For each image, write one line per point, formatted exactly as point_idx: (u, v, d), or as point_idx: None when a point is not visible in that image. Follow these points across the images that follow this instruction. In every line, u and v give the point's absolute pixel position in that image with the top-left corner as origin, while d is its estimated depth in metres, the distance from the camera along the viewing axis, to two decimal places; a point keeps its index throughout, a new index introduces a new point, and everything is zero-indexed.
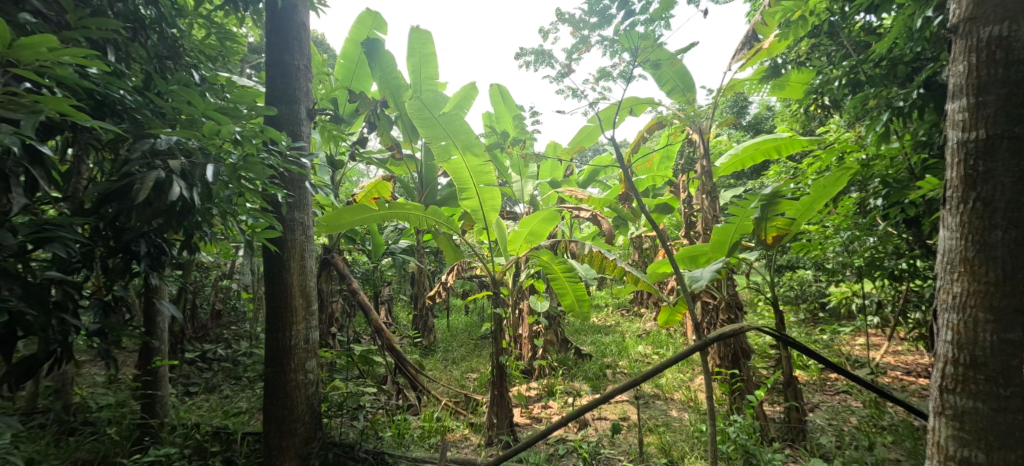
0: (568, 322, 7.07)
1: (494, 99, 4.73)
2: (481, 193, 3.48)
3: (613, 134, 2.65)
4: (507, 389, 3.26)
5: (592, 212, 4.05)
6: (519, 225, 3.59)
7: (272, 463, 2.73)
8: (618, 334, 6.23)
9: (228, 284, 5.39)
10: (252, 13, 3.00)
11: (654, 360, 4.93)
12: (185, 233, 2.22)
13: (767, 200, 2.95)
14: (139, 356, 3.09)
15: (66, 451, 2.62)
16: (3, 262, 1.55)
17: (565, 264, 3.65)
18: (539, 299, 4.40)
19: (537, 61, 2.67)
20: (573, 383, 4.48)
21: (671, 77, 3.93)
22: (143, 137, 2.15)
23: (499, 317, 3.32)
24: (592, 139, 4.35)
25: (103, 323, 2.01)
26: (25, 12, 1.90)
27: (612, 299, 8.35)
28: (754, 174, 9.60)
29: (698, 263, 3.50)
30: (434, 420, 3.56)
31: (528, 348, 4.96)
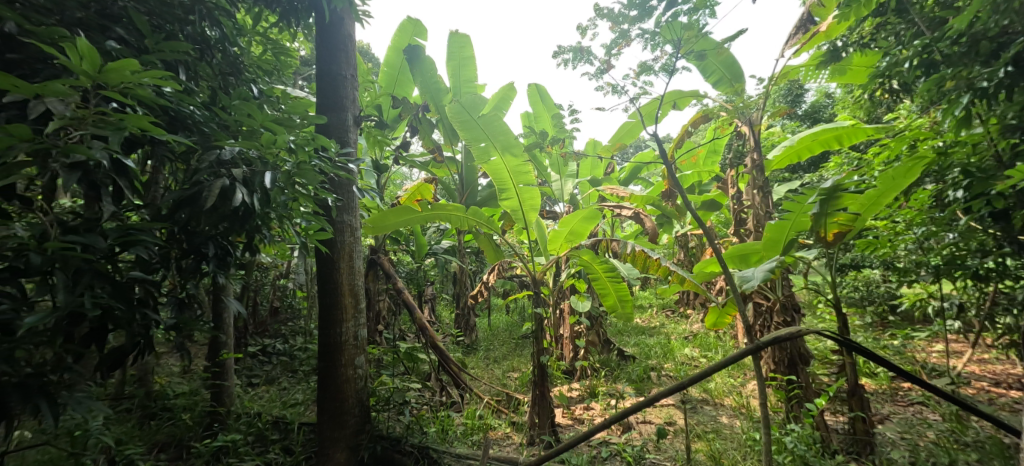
0: (611, 322, 7.05)
1: (533, 99, 4.80)
2: (521, 193, 3.54)
3: (655, 130, 2.59)
4: (548, 389, 3.31)
5: (635, 210, 4.01)
6: (559, 224, 3.61)
7: (324, 453, 2.91)
8: (663, 335, 6.15)
9: (285, 283, 5.73)
10: (303, 28, 3.19)
11: (701, 364, 4.85)
12: (247, 236, 2.38)
13: (826, 195, 2.75)
14: (209, 350, 3.35)
15: (149, 434, 2.97)
16: (96, 264, 1.73)
17: (607, 263, 3.67)
18: (580, 299, 4.42)
19: (576, 59, 2.67)
20: (616, 385, 4.48)
21: (717, 68, 3.87)
22: (211, 149, 2.34)
23: (540, 317, 3.38)
24: (633, 135, 4.35)
25: (178, 318, 2.21)
26: (110, 39, 2.10)
27: (657, 300, 8.23)
28: (811, 167, 9.13)
29: (748, 263, 3.42)
30: (477, 417, 3.67)
31: (570, 349, 4.99)
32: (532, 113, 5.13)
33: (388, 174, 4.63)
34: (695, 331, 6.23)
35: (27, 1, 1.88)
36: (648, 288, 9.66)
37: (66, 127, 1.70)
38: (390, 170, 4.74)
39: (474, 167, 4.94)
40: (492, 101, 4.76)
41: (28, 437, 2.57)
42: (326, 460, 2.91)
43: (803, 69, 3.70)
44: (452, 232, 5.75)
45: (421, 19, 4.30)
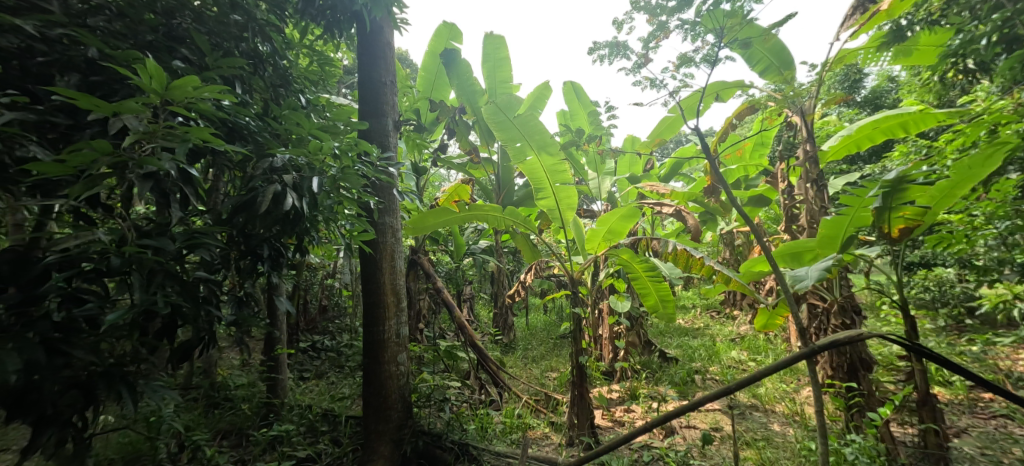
0: (653, 323, 6.96)
1: (569, 97, 4.82)
2: (558, 192, 3.57)
3: (697, 124, 2.54)
4: (587, 390, 3.33)
5: (676, 208, 3.95)
6: (597, 223, 3.62)
7: (369, 445, 3.04)
8: (708, 337, 6.02)
9: (331, 282, 6.00)
10: (345, 38, 3.34)
11: (750, 367, 4.71)
12: (298, 238, 2.54)
13: (890, 187, 2.57)
14: (265, 344, 3.59)
15: (213, 421, 3.21)
16: (167, 264, 1.90)
17: (646, 262, 3.65)
18: (619, 299, 4.40)
19: (612, 54, 2.66)
20: (657, 388, 4.45)
21: (764, 56, 3.74)
22: (264, 157, 2.51)
23: (578, 317, 3.40)
24: (673, 130, 4.26)
25: (238, 315, 2.39)
26: (176, 58, 2.28)
27: (701, 300, 8.05)
28: (872, 157, 8.60)
29: (801, 261, 3.25)
30: (516, 416, 3.73)
31: (609, 349, 4.97)
32: (567, 112, 5.15)
33: (427, 176, 4.77)
34: (742, 333, 6.06)
35: (105, 28, 2.06)
36: (692, 288, 9.46)
37: (139, 141, 1.85)
38: (430, 172, 4.87)
39: (510, 167, 5.02)
40: (528, 101, 4.82)
41: (110, 422, 2.84)
42: (371, 453, 3.03)
43: (861, 52, 3.51)
44: (489, 232, 5.85)
45: (456, 23, 4.41)
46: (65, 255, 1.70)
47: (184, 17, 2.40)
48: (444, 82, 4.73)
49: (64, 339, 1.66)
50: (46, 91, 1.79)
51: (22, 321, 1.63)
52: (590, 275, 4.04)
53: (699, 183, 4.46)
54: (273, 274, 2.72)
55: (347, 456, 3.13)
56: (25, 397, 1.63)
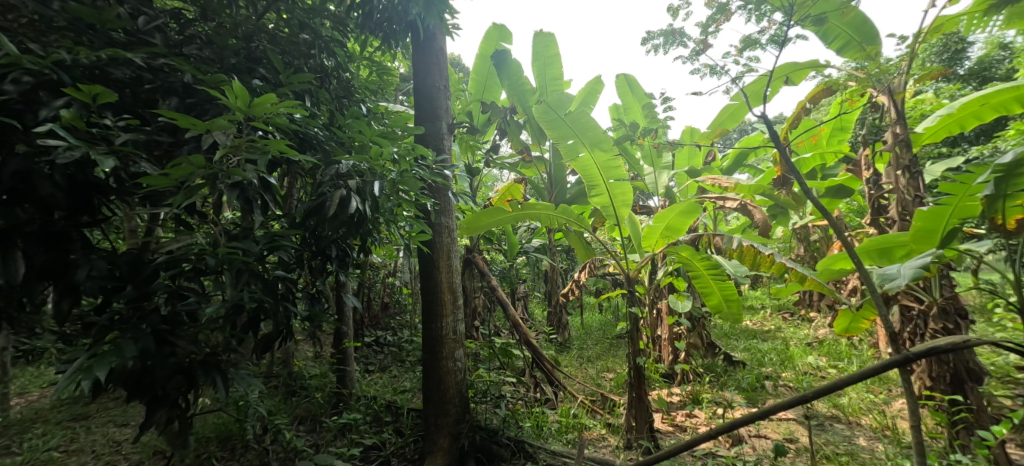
0: (717, 325, 6.73)
1: (622, 90, 4.79)
2: (612, 188, 3.58)
3: (764, 112, 2.36)
4: (645, 392, 3.30)
5: (741, 202, 3.80)
6: (655, 219, 3.56)
7: (429, 438, 3.20)
8: (780, 341, 5.74)
9: (393, 281, 6.32)
10: (401, 47, 3.51)
11: (829, 374, 4.43)
12: (362, 238, 2.72)
13: (1004, 171, 2.26)
14: (333, 338, 3.86)
15: (291, 407, 3.57)
16: (251, 264, 2.10)
17: (708, 260, 3.54)
18: (679, 299, 4.31)
19: (667, 43, 2.48)
20: (723, 393, 4.32)
21: (840, 32, 3.36)
22: (331, 164, 2.71)
23: (635, 316, 3.39)
24: (736, 118, 4.11)
25: (311, 311, 2.60)
26: (256, 78, 2.51)
27: (772, 301, 7.66)
28: (980, 138, 7.69)
29: (889, 258, 3.03)
30: (571, 416, 3.77)
31: (669, 351, 4.89)
32: (621, 106, 5.12)
33: (480, 177, 4.91)
34: (820, 337, 5.70)
35: (197, 55, 2.33)
36: (761, 287, 9.04)
37: (228, 154, 2.04)
38: (483, 173, 5.00)
39: (562, 165, 5.08)
40: (580, 97, 4.84)
41: (207, 405, 3.20)
42: (431, 444, 3.18)
43: (966, 17, 3.09)
44: (542, 231, 5.92)
45: (505, 25, 4.49)
46: (169, 256, 1.92)
47: (261, 39, 2.64)
48: (495, 83, 4.83)
49: (170, 331, 1.89)
50: (151, 113, 2.04)
51: (136, 314, 1.88)
52: (648, 273, 3.96)
53: (769, 175, 4.17)
54: (341, 273, 2.92)
55: (409, 445, 3.31)
56: (141, 380, 1.88)
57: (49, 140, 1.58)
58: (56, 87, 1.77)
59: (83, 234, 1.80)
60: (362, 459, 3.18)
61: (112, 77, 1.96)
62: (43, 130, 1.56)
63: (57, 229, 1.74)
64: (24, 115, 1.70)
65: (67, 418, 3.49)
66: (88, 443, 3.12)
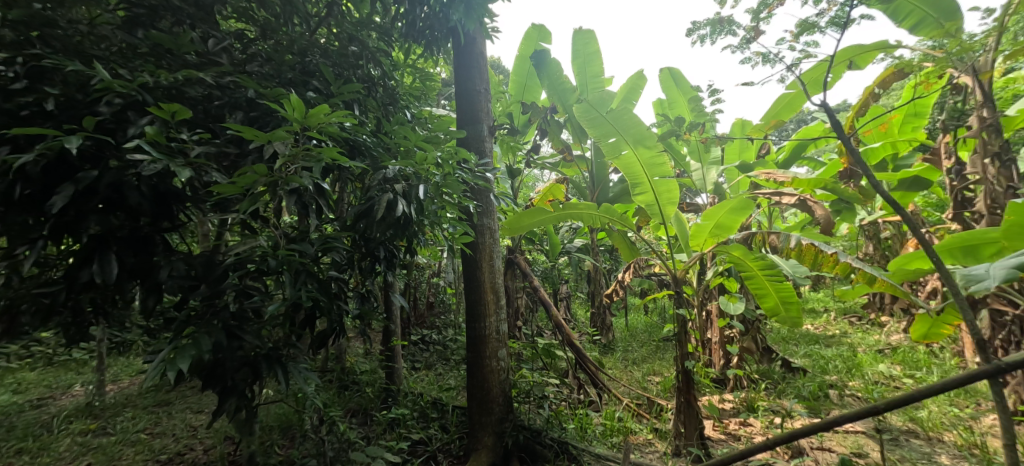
0: (773, 328, 6.46)
1: (666, 85, 4.71)
2: (657, 186, 3.55)
3: (825, 101, 2.03)
4: (694, 397, 3.21)
5: (799, 196, 3.57)
6: (703, 216, 3.48)
7: (474, 435, 3.28)
8: (846, 347, 5.42)
9: (437, 280, 6.48)
10: (443, 53, 3.62)
11: (904, 385, 4.13)
12: (409, 239, 2.84)
13: None
14: (383, 335, 4.03)
15: (344, 401, 3.76)
16: (308, 265, 2.23)
17: (762, 259, 3.39)
18: (731, 300, 4.17)
19: (713, 33, 2.24)
20: (780, 402, 4.15)
21: (912, 10, 3.00)
22: (379, 169, 2.84)
23: (682, 318, 3.35)
24: (793, 107, 3.92)
25: (361, 310, 2.73)
26: (309, 90, 2.68)
27: (837, 305, 7.24)
28: None
29: (976, 256, 2.70)
30: (616, 419, 3.76)
31: (720, 355, 4.78)
32: (665, 100, 5.03)
33: (521, 178, 4.98)
34: (893, 345, 5.34)
35: (259, 71, 2.52)
36: (824, 290, 8.56)
37: (286, 163, 2.17)
38: (524, 174, 5.06)
39: (604, 165, 5.06)
40: (621, 93, 4.81)
41: (269, 396, 3.43)
42: (475, 442, 3.27)
43: None
44: (585, 231, 5.90)
45: (545, 25, 4.53)
46: (237, 258, 2.09)
47: (314, 54, 2.80)
48: (535, 83, 4.87)
49: (239, 326, 2.05)
50: (220, 127, 2.24)
51: (209, 310, 2.05)
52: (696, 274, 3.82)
53: (831, 167, 3.97)
54: (389, 273, 3.05)
55: (454, 442, 3.42)
56: (213, 371, 2.07)
57: (137, 155, 1.75)
58: (141, 107, 1.98)
59: (165, 238, 2.00)
60: (410, 453, 3.31)
61: (187, 96, 2.16)
62: (131, 146, 1.74)
63: (142, 234, 1.94)
64: (116, 132, 1.92)
65: (151, 403, 3.84)
66: (169, 427, 3.41)
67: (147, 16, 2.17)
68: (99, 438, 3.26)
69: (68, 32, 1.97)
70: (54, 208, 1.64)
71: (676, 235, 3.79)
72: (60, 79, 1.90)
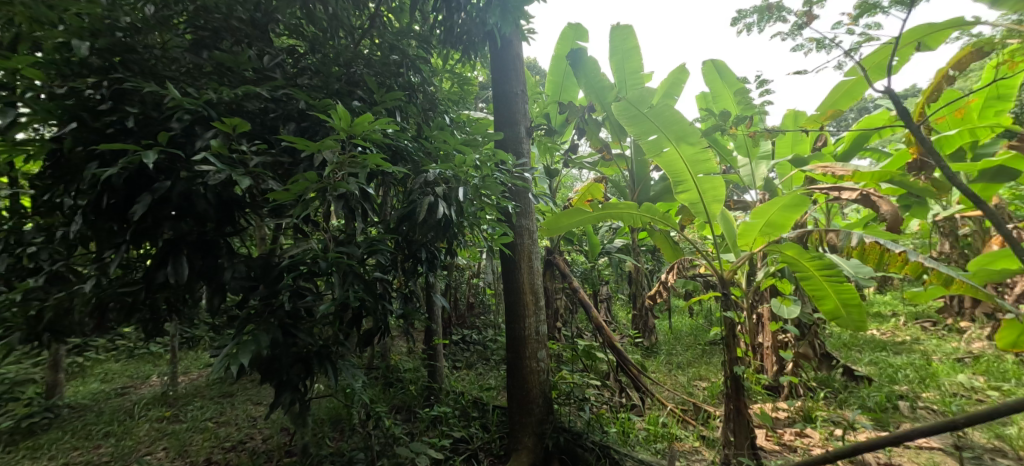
0: (833, 333, 6.16)
1: (709, 78, 4.58)
2: (701, 184, 3.46)
3: (887, 85, 2.01)
4: (746, 405, 3.09)
5: (861, 191, 3.36)
6: (753, 214, 3.34)
7: (514, 435, 3.33)
8: (918, 355, 5.09)
9: (476, 282, 6.60)
10: (480, 57, 3.68)
11: (987, 398, 3.80)
12: (449, 241, 2.96)
13: None
14: (425, 334, 4.16)
15: (389, 398, 3.90)
16: (356, 266, 2.33)
17: (819, 259, 3.23)
18: (785, 303, 3.99)
19: (762, 20, 2.23)
20: (842, 412, 3.91)
21: None
22: (420, 173, 2.94)
23: (730, 321, 3.25)
24: (853, 96, 3.71)
25: (405, 310, 2.83)
26: (355, 99, 2.81)
27: (906, 309, 6.79)
28: None
29: None
30: (660, 424, 3.69)
31: (773, 362, 4.58)
32: (709, 93, 4.91)
33: (560, 178, 5.00)
34: (975, 353, 4.96)
35: (308, 84, 2.68)
36: (891, 292, 8.02)
37: (335, 170, 2.28)
38: (562, 174, 5.08)
39: (644, 162, 4.98)
40: (662, 89, 4.75)
41: (321, 391, 3.62)
42: (517, 443, 3.31)
43: None
44: (625, 231, 5.84)
45: (581, 23, 4.53)
46: (291, 260, 2.22)
47: (359, 64, 2.94)
48: (572, 83, 4.88)
49: (293, 324, 2.20)
50: (275, 138, 2.39)
51: (267, 309, 2.19)
52: (746, 276, 3.70)
53: (898, 158, 3.73)
54: (430, 274, 3.14)
55: (495, 441, 3.48)
56: (270, 366, 2.21)
57: (203, 166, 1.90)
58: (206, 121, 2.15)
59: (227, 242, 2.16)
60: (452, 450, 3.39)
61: (246, 110, 2.33)
62: (198, 158, 1.89)
63: (208, 238, 2.13)
64: (185, 145, 2.09)
65: (217, 394, 4.12)
66: (232, 417, 3.65)
67: (211, 38, 2.36)
68: (172, 425, 3.54)
69: (144, 55, 2.17)
70: (136, 215, 1.82)
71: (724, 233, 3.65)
72: (137, 99, 2.09)
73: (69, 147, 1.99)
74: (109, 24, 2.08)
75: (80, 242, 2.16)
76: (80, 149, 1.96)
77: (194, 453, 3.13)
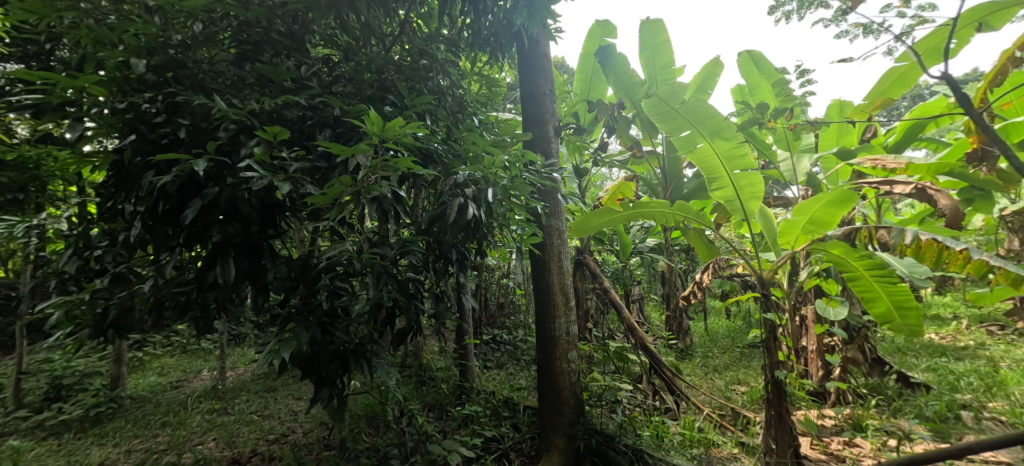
0: (886, 337, 5.91)
1: (745, 70, 4.47)
2: (738, 180, 3.41)
3: (944, 72, 1.98)
4: (787, 410, 3.02)
5: (915, 185, 3.15)
6: (795, 211, 3.27)
7: (545, 436, 3.36)
8: (983, 362, 4.83)
9: (505, 282, 6.67)
10: (508, 58, 3.73)
11: None
12: (479, 242, 3.03)
13: None
14: (456, 334, 4.24)
15: (422, 395, 3.99)
16: (389, 266, 2.40)
17: (869, 258, 3.09)
18: (831, 305, 3.83)
19: (804, 8, 2.22)
20: (897, 422, 3.66)
21: None
22: (450, 175, 3.01)
23: (770, 323, 3.17)
24: (906, 83, 3.58)
25: (436, 310, 2.89)
26: (387, 104, 2.90)
27: (969, 312, 6.43)
28: None
29: None
30: (696, 429, 3.61)
31: (818, 366, 4.33)
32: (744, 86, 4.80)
33: (590, 178, 4.99)
34: None
35: (342, 91, 2.78)
36: (951, 293, 7.62)
37: (368, 174, 2.35)
38: (592, 173, 5.07)
39: (676, 159, 4.89)
40: (695, 84, 4.68)
41: (358, 387, 3.74)
42: (549, 444, 3.34)
43: None
44: (657, 230, 5.77)
45: (609, 20, 4.52)
46: (329, 261, 2.31)
47: (390, 70, 3.03)
48: (601, 80, 4.86)
49: (331, 323, 2.29)
50: (313, 144, 2.50)
51: (307, 308, 2.30)
52: (787, 276, 3.60)
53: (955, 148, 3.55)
54: (461, 274, 3.19)
55: (526, 441, 3.53)
56: (310, 363, 2.31)
57: (248, 173, 2.01)
58: (250, 130, 2.27)
59: (270, 243, 2.28)
60: (483, 449, 3.44)
61: (286, 118, 2.44)
62: (243, 165, 1.99)
63: (253, 240, 2.24)
64: (232, 154, 2.22)
65: (261, 388, 4.31)
66: (276, 410, 3.81)
67: (253, 51, 2.48)
68: (222, 416, 3.73)
69: (193, 70, 2.31)
70: (188, 219, 1.96)
71: (763, 232, 3.57)
72: (188, 111, 2.23)
73: (129, 158, 2.15)
74: (163, 42, 2.23)
75: (139, 245, 2.33)
76: (138, 159, 2.12)
77: (241, 445, 3.29)
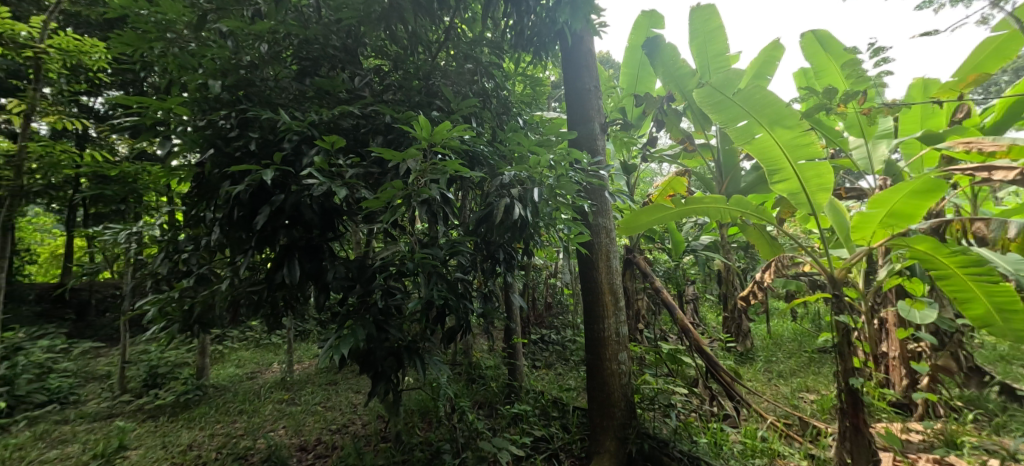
0: (983, 343, 5.45)
1: (810, 51, 4.26)
2: (803, 170, 3.28)
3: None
4: (863, 421, 2.86)
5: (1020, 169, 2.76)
6: (872, 202, 3.09)
7: (595, 437, 3.37)
8: None
9: (554, 282, 6.70)
10: (552, 57, 3.77)
11: None
12: (525, 241, 3.09)
13: None
14: (506, 333, 4.32)
15: (473, 392, 4.10)
16: (440, 267, 2.47)
17: (962, 254, 2.87)
18: (918, 307, 3.57)
19: None
20: (998, 440, 3.33)
21: None
22: (496, 176, 3.09)
23: (843, 325, 3.00)
24: (1004, 57, 3.35)
25: (484, 309, 2.97)
26: (435, 110, 3.01)
27: None
28: None
29: None
30: (759, 438, 3.51)
31: (901, 376, 4.03)
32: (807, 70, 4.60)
33: (637, 174, 4.93)
34: None
35: (391, 99, 2.93)
36: None
37: (418, 177, 2.45)
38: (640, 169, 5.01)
39: (731, 151, 4.76)
40: (752, 70, 4.53)
41: (411, 384, 3.89)
42: (600, 446, 3.35)
43: None
44: (712, 228, 5.60)
45: (656, 10, 4.43)
46: (383, 261, 2.44)
47: (438, 77, 3.14)
48: (648, 73, 4.81)
49: (385, 321, 2.41)
50: (366, 151, 2.64)
51: (363, 306, 2.43)
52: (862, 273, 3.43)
53: None
54: (509, 274, 3.26)
55: (576, 442, 3.54)
56: (367, 358, 2.45)
57: (309, 180, 2.16)
58: (310, 140, 2.44)
59: (329, 245, 2.43)
60: (533, 448, 3.50)
61: (341, 127, 2.59)
62: (305, 173, 2.14)
63: (315, 243, 2.40)
64: (295, 163, 2.39)
65: (324, 381, 4.57)
66: (337, 402, 4.04)
67: (312, 66, 2.66)
68: (291, 406, 3.99)
69: (259, 86, 2.51)
70: (258, 225, 2.14)
71: (834, 226, 3.38)
72: (258, 125, 2.42)
73: (209, 170, 2.37)
74: (234, 63, 2.44)
75: (217, 249, 2.56)
76: (216, 171, 2.33)
77: (307, 433, 3.52)
